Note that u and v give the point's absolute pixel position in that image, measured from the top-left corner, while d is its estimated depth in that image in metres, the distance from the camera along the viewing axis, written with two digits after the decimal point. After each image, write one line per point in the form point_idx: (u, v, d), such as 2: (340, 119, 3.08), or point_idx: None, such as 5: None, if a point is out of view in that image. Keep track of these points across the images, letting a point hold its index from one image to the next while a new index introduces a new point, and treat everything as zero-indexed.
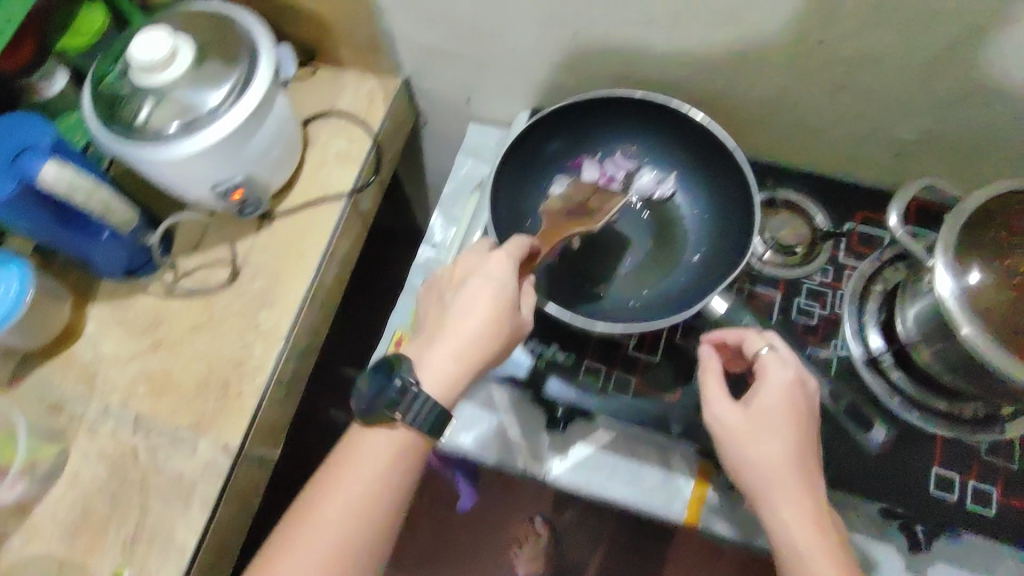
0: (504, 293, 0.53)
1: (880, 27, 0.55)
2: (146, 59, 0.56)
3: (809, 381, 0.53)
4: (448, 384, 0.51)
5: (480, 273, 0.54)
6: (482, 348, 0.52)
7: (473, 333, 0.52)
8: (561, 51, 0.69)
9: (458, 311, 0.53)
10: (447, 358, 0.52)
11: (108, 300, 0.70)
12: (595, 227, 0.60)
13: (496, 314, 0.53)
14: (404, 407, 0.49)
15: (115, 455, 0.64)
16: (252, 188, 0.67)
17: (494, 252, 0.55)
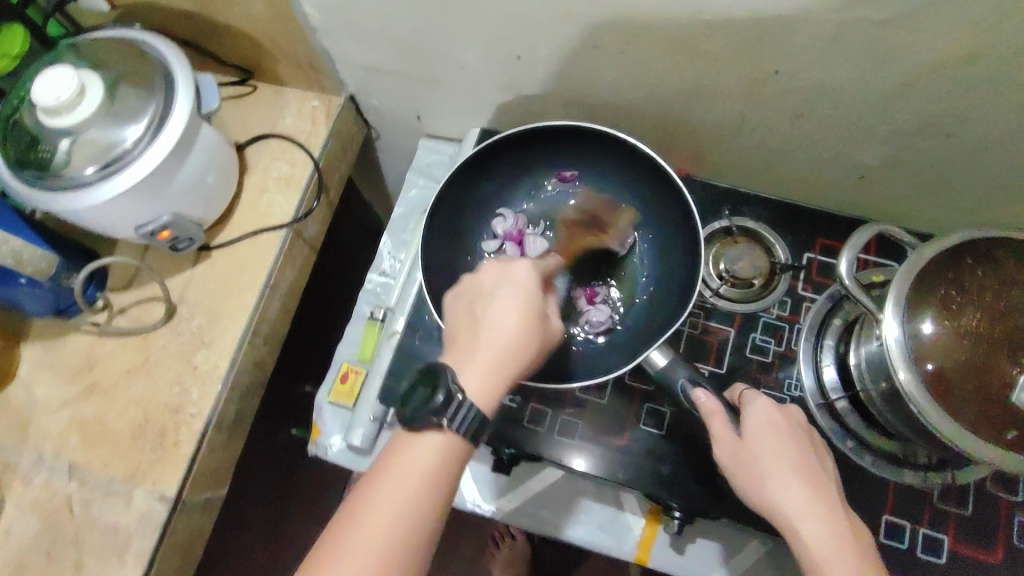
0: (533, 303, 0.45)
1: (837, 57, 0.51)
2: (50, 101, 0.53)
3: (792, 409, 0.52)
4: (487, 399, 0.42)
5: (506, 282, 0.46)
6: (519, 361, 0.43)
7: (506, 344, 0.43)
8: (506, 73, 0.65)
9: (490, 318, 0.44)
10: (482, 370, 0.42)
11: (42, 341, 0.67)
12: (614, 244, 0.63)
13: (531, 325, 0.44)
14: (452, 416, 0.40)
15: (48, 507, 0.62)
16: (181, 227, 0.63)
17: (519, 261, 0.47)
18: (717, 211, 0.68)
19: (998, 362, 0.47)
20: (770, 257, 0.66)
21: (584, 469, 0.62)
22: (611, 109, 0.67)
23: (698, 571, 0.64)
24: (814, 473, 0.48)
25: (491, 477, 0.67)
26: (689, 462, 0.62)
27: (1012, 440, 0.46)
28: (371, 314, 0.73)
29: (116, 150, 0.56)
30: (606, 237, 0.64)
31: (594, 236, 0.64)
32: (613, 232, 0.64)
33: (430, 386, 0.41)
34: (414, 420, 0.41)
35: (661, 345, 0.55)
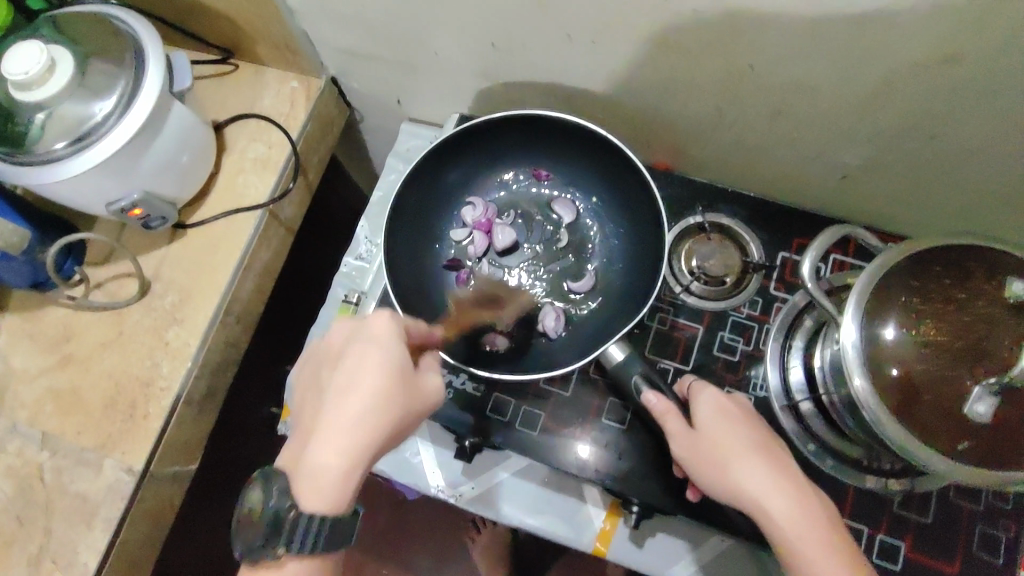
0: (387, 362, 0.43)
1: (810, 54, 0.50)
2: (19, 75, 0.54)
3: (736, 395, 0.54)
4: (331, 489, 0.39)
5: (359, 340, 0.44)
6: (369, 436, 0.41)
7: (353, 417, 0.41)
8: (482, 61, 0.64)
9: (337, 389, 0.42)
10: (326, 455, 0.40)
11: (20, 312, 0.69)
12: (503, 321, 0.64)
13: (385, 391, 0.42)
14: (287, 536, 0.39)
15: (19, 475, 0.63)
16: (152, 206, 0.64)
17: (371, 316, 0.46)
18: (691, 207, 0.67)
19: (957, 372, 0.46)
20: (743, 255, 0.65)
21: (545, 461, 0.62)
22: (588, 99, 0.66)
23: (659, 564, 0.64)
24: (772, 450, 0.49)
25: (455, 464, 0.68)
26: (651, 457, 0.61)
27: (963, 451, 0.45)
28: (346, 297, 0.73)
29: (84, 126, 0.56)
30: (499, 316, 0.65)
31: (484, 313, 0.65)
32: (505, 313, 0.65)
33: (260, 506, 0.40)
34: (250, 553, 0.40)
35: (618, 340, 0.58)
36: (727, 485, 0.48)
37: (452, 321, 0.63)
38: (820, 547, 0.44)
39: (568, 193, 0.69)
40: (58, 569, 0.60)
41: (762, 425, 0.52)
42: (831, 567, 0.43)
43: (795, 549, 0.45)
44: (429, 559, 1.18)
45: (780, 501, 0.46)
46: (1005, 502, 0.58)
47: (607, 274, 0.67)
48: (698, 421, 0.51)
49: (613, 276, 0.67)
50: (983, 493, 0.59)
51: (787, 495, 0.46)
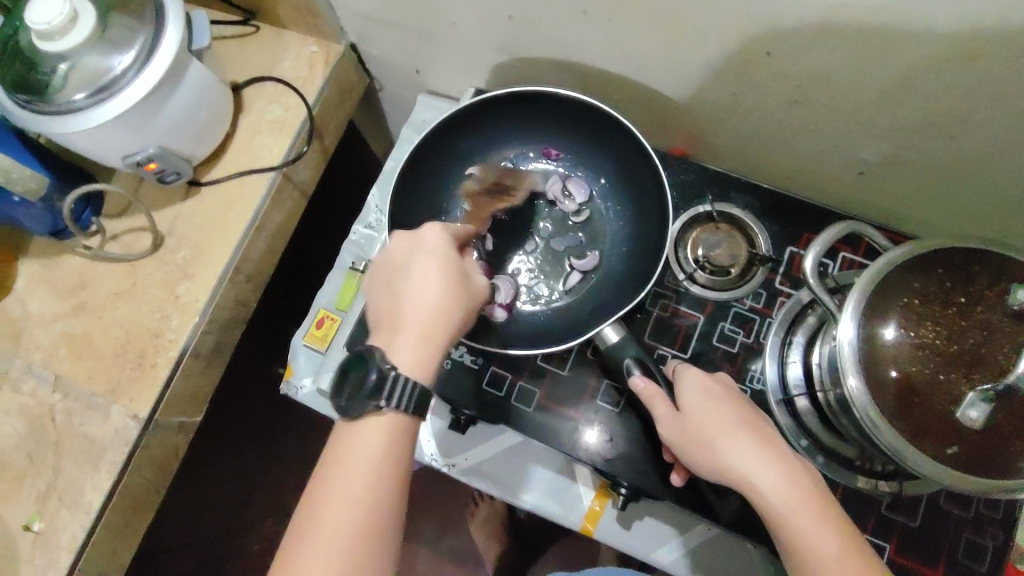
0: (449, 265, 0.48)
1: (830, 45, 0.48)
2: (42, 25, 0.54)
3: (724, 375, 0.54)
4: (426, 366, 0.44)
5: (419, 249, 0.49)
6: (445, 328, 0.46)
7: (431, 309, 0.45)
8: (499, 34, 0.64)
9: (411, 289, 0.47)
10: (416, 339, 0.45)
11: (40, 258, 0.71)
12: (518, 200, 0.67)
13: (455, 289, 0.47)
14: (388, 394, 0.42)
15: (32, 414, 0.66)
16: (167, 161, 0.65)
17: (426, 226, 0.50)
18: (701, 195, 0.67)
19: (950, 378, 0.46)
20: (750, 247, 0.65)
21: (537, 437, 0.63)
22: (604, 79, 0.65)
23: (642, 547, 0.65)
24: (760, 429, 0.49)
25: (448, 435, 0.69)
26: (642, 441, 0.62)
27: (952, 457, 0.45)
28: (353, 265, 0.74)
29: (104, 78, 0.57)
30: (512, 199, 0.67)
31: (499, 203, 0.67)
32: (517, 194, 0.68)
33: (360, 371, 0.43)
34: (349, 410, 0.42)
35: (615, 322, 0.59)
36: (716, 465, 0.48)
37: (473, 217, 0.66)
38: (812, 520, 0.44)
39: (579, 174, 0.70)
40: (64, 505, 0.63)
41: (749, 405, 0.52)
42: (823, 533, 0.44)
43: (785, 520, 0.45)
44: (427, 527, 1.20)
45: (769, 476, 0.46)
46: (995, 510, 0.58)
47: (611, 257, 0.68)
48: (683, 403, 0.52)
49: (618, 259, 0.68)
50: (973, 501, 0.58)
51: (775, 470, 0.46)
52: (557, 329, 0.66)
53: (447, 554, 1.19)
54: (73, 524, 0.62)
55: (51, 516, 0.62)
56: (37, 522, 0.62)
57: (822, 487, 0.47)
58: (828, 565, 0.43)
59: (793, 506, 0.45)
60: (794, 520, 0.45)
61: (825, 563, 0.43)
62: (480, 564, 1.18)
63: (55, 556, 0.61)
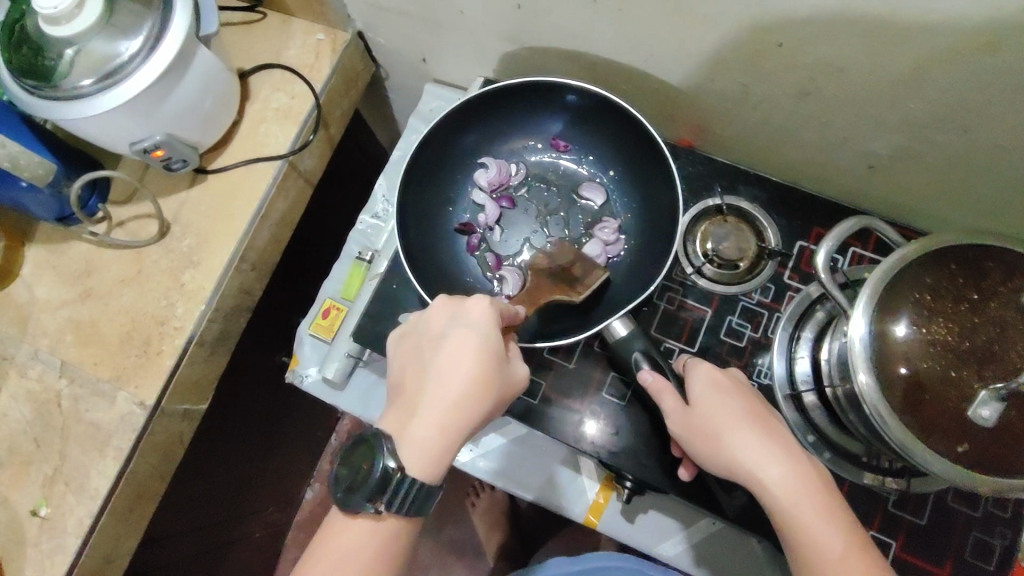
0: (486, 349, 0.46)
1: (844, 35, 0.47)
2: (48, 9, 0.54)
3: (733, 369, 0.54)
4: (434, 458, 0.44)
5: (459, 324, 0.47)
6: (464, 418, 0.45)
7: (453, 398, 0.45)
8: (507, 23, 0.63)
9: (439, 368, 0.46)
10: (431, 430, 0.44)
11: (47, 244, 0.71)
12: (577, 300, 0.60)
13: (485, 375, 0.46)
14: (390, 493, 0.43)
15: (39, 399, 0.66)
16: (175, 148, 0.65)
17: (472, 299, 0.48)
18: (710, 187, 0.66)
19: (962, 375, 0.45)
20: (759, 240, 0.64)
21: (543, 430, 0.63)
22: (613, 69, 0.64)
23: (647, 539, 0.65)
24: (765, 421, 0.49)
25: None
26: (649, 434, 0.61)
27: (961, 454, 0.44)
28: (359, 254, 0.73)
29: (112, 63, 0.56)
30: (575, 296, 0.60)
31: (562, 294, 0.60)
32: (582, 291, 0.60)
33: (367, 461, 0.44)
34: (348, 504, 0.44)
35: (623, 315, 0.59)
36: (722, 459, 0.48)
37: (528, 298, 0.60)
38: (816, 516, 0.44)
39: (586, 167, 0.70)
40: (70, 490, 0.63)
41: (757, 398, 0.52)
42: (826, 530, 0.44)
43: (791, 515, 0.45)
44: (429, 517, 1.20)
45: (774, 471, 0.46)
46: (1004, 509, 0.58)
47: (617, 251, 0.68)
48: (691, 397, 0.51)
49: (629, 252, 0.67)
50: (982, 500, 0.58)
51: (782, 464, 0.46)
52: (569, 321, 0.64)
53: (447, 544, 1.19)
54: (78, 510, 0.62)
55: (57, 501, 0.63)
56: (44, 507, 0.63)
57: (826, 481, 0.47)
58: (832, 558, 0.43)
59: (798, 502, 0.45)
60: (799, 516, 0.45)
61: (828, 556, 0.43)
62: (480, 555, 1.17)
63: (61, 541, 0.62)
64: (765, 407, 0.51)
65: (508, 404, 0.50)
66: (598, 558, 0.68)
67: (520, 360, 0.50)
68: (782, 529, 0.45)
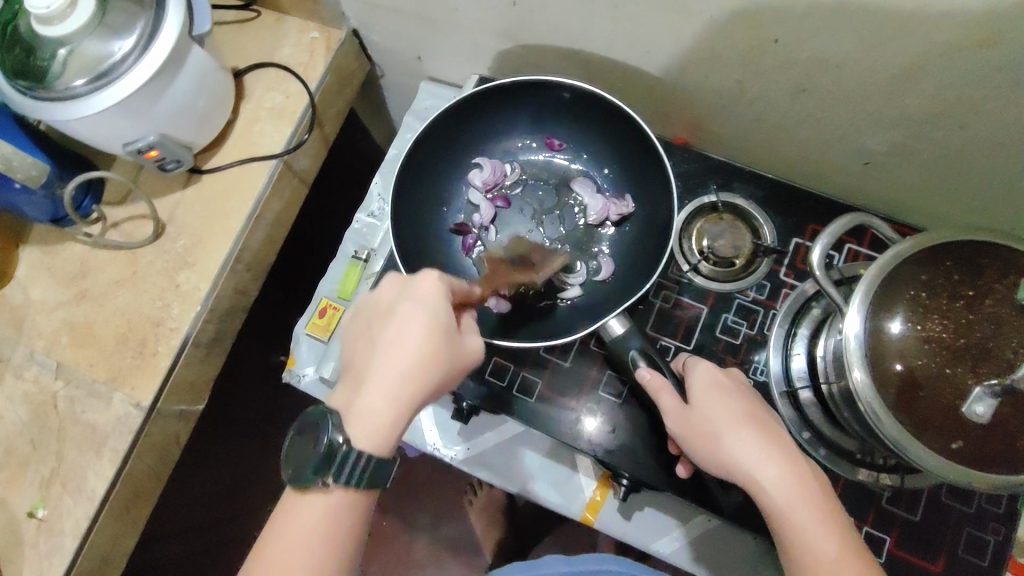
0: (434, 322, 0.45)
1: (839, 31, 0.47)
2: (41, 9, 0.54)
3: (734, 369, 0.54)
4: (383, 432, 0.42)
5: (407, 299, 0.46)
6: (414, 390, 0.43)
7: (403, 371, 0.43)
8: (502, 20, 0.63)
9: (387, 342, 0.44)
10: (377, 403, 0.42)
11: (41, 246, 0.70)
12: (536, 277, 0.60)
13: (433, 348, 0.44)
14: (339, 469, 0.40)
15: (36, 401, 0.66)
16: (168, 148, 0.64)
17: (420, 275, 0.48)
18: (706, 185, 0.66)
19: (957, 371, 0.45)
20: (755, 237, 0.64)
21: (538, 428, 0.63)
22: (609, 66, 0.64)
23: (644, 537, 0.65)
24: (766, 423, 0.49)
25: (452, 423, 0.68)
26: (646, 432, 0.62)
27: (956, 451, 0.44)
28: (355, 253, 0.73)
29: (105, 63, 0.56)
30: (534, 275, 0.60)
31: (520, 273, 0.60)
32: (542, 270, 0.61)
33: (313, 438, 0.41)
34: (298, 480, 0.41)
35: (619, 314, 0.59)
36: (720, 458, 0.48)
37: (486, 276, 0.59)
38: (813, 518, 0.45)
39: (580, 165, 0.70)
40: (67, 491, 0.63)
41: (758, 400, 0.52)
42: (822, 532, 0.44)
43: (787, 517, 0.45)
44: (426, 514, 1.20)
45: (773, 471, 0.46)
46: (998, 506, 0.58)
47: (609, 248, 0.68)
48: (691, 396, 0.52)
49: (618, 251, 0.67)
50: (976, 496, 0.58)
51: (780, 465, 0.46)
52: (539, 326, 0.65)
53: (446, 542, 1.19)
54: (76, 511, 0.62)
55: (55, 502, 0.63)
56: (42, 508, 0.63)
57: (823, 484, 0.47)
58: (827, 560, 0.43)
59: (794, 503, 0.45)
60: (795, 517, 0.45)
61: (822, 558, 0.43)
62: (478, 551, 1.17)
63: (58, 541, 0.62)
64: (764, 407, 0.52)
65: (460, 378, 0.48)
66: (591, 562, 0.66)
67: (471, 334, 0.49)
68: (778, 531, 0.45)
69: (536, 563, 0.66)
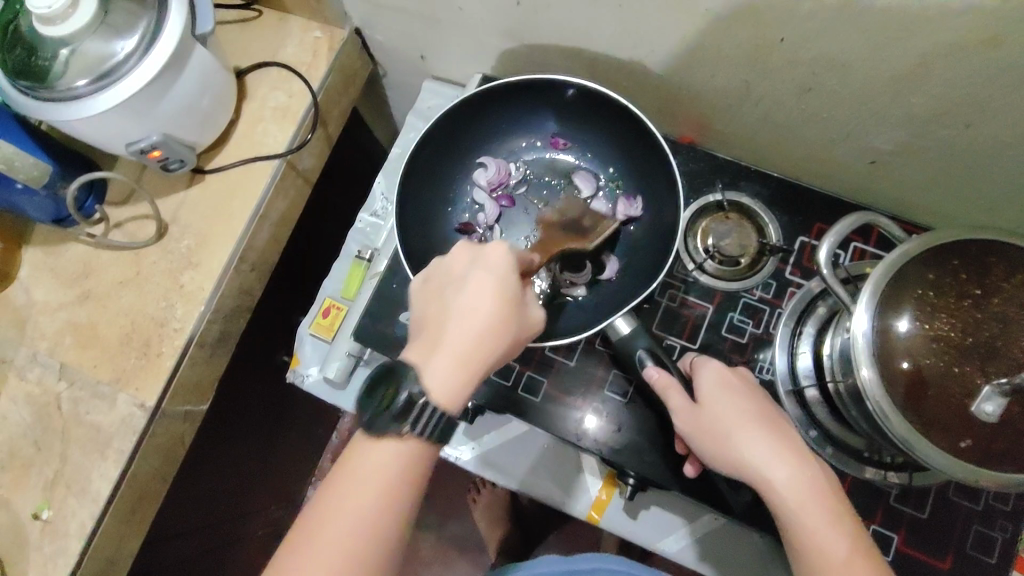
0: (507, 290, 0.45)
1: (845, 30, 0.47)
2: (43, 9, 0.54)
3: (742, 369, 0.54)
4: (455, 393, 0.42)
5: (479, 266, 0.46)
6: (486, 354, 0.43)
7: (478, 332, 0.43)
8: (506, 20, 0.63)
9: (461, 307, 0.44)
10: (452, 365, 0.42)
11: (44, 247, 0.70)
12: (588, 246, 0.62)
13: (506, 315, 0.44)
14: (414, 421, 0.40)
15: (39, 403, 0.65)
16: (172, 148, 0.64)
17: (492, 243, 0.47)
18: (711, 183, 0.66)
19: (964, 370, 0.45)
20: (760, 236, 0.64)
21: (543, 427, 0.63)
22: (614, 66, 0.64)
23: (650, 536, 0.65)
24: (776, 422, 0.49)
25: (456, 423, 0.68)
26: (652, 432, 0.61)
27: (965, 449, 0.44)
28: (359, 253, 0.73)
29: (107, 63, 0.56)
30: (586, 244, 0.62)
31: (572, 242, 0.63)
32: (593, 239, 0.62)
33: (390, 390, 0.41)
34: (374, 427, 0.41)
35: (626, 313, 0.59)
36: (730, 457, 0.48)
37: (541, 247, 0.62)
38: (824, 518, 0.45)
39: (585, 163, 0.69)
40: (71, 493, 0.63)
41: (766, 399, 0.52)
42: (833, 532, 0.44)
43: (798, 517, 0.45)
44: (430, 513, 1.20)
45: (784, 471, 0.46)
46: (1005, 502, 0.58)
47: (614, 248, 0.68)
48: (701, 395, 0.52)
49: (623, 250, 0.67)
50: (983, 494, 0.58)
51: (791, 465, 0.46)
52: (548, 324, 0.65)
53: (451, 541, 1.20)
54: (81, 513, 0.62)
55: (59, 503, 0.63)
56: (46, 510, 0.63)
57: (834, 484, 0.47)
58: (838, 561, 0.43)
59: (805, 503, 0.45)
60: (806, 518, 0.45)
61: (833, 557, 0.43)
62: (483, 551, 1.18)
63: (64, 543, 0.62)
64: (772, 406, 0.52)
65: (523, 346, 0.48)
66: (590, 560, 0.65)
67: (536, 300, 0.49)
68: (789, 531, 0.45)
69: (535, 562, 0.66)
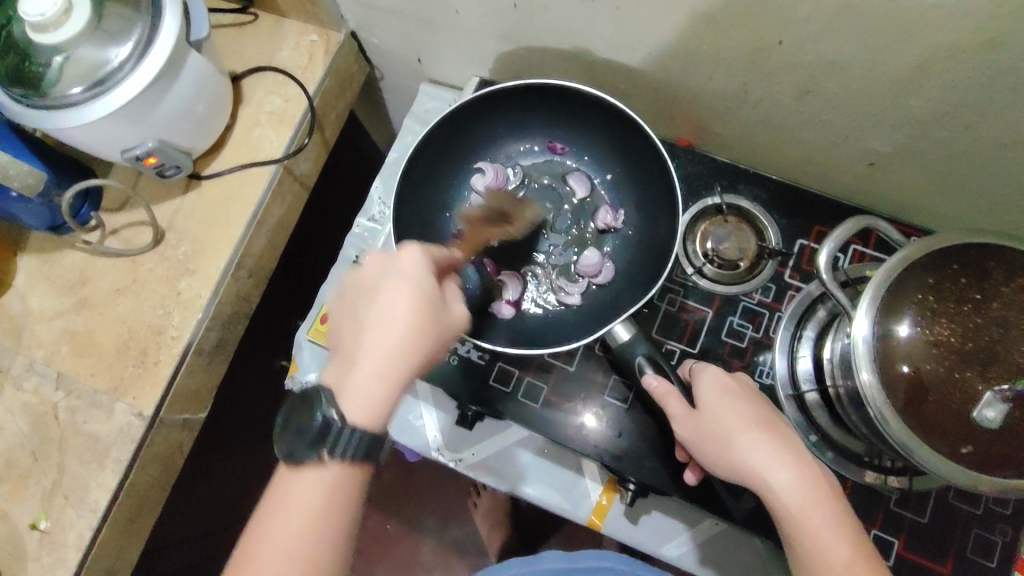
0: (419, 298, 0.43)
1: (844, 33, 0.47)
2: (36, 16, 0.53)
3: (740, 373, 0.54)
4: (376, 409, 0.41)
5: (389, 275, 0.44)
6: (404, 366, 0.42)
7: (391, 346, 0.42)
8: (503, 22, 0.62)
9: (372, 322, 0.43)
10: (369, 382, 0.41)
11: (39, 254, 0.70)
12: (518, 232, 0.64)
13: (419, 322, 0.43)
14: (331, 443, 0.40)
15: (36, 412, 0.65)
16: (168, 154, 0.64)
17: (401, 248, 0.45)
18: (710, 186, 0.66)
19: (965, 375, 0.45)
20: (760, 239, 0.64)
21: (543, 433, 0.63)
22: (612, 69, 0.63)
23: (650, 541, 0.65)
24: (775, 425, 0.49)
25: (454, 428, 0.68)
26: (651, 437, 0.61)
27: (966, 455, 0.44)
28: (357, 258, 0.73)
29: (102, 70, 0.55)
30: (511, 227, 0.65)
31: (497, 229, 0.64)
32: (517, 221, 0.65)
33: (307, 417, 0.41)
34: (294, 455, 0.41)
35: (625, 320, 0.58)
36: (730, 462, 0.48)
37: (469, 242, 0.61)
38: (824, 523, 0.45)
39: (583, 167, 0.69)
40: (69, 503, 0.62)
41: (766, 402, 0.52)
42: (832, 536, 0.44)
43: (798, 522, 0.45)
44: (430, 516, 1.20)
45: (784, 475, 0.46)
46: (1005, 506, 0.58)
47: (613, 251, 0.67)
48: (700, 400, 0.51)
49: (621, 253, 0.67)
50: (983, 497, 0.58)
51: (791, 468, 0.46)
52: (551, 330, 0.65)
53: (450, 544, 1.19)
54: (79, 523, 0.62)
55: (57, 513, 0.62)
56: (44, 519, 0.62)
57: (833, 486, 0.47)
58: (839, 565, 0.43)
59: (805, 507, 0.45)
60: (805, 522, 0.45)
61: (834, 561, 0.43)
62: (482, 553, 1.18)
63: (62, 553, 0.61)
64: (774, 411, 0.51)
65: (449, 345, 0.47)
66: (585, 560, 0.65)
67: (456, 297, 0.48)
68: (788, 536, 0.46)
69: (531, 560, 0.67)
